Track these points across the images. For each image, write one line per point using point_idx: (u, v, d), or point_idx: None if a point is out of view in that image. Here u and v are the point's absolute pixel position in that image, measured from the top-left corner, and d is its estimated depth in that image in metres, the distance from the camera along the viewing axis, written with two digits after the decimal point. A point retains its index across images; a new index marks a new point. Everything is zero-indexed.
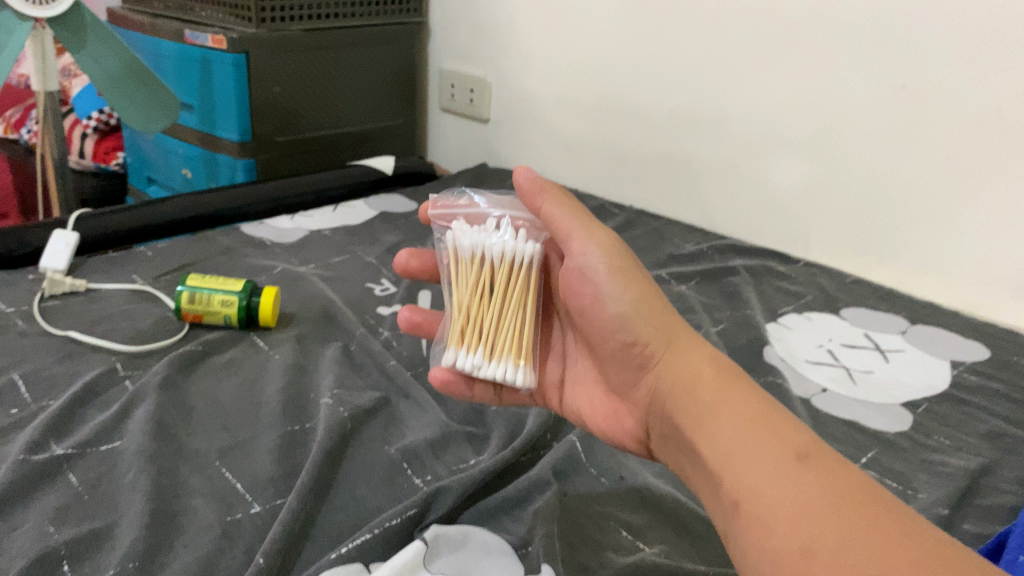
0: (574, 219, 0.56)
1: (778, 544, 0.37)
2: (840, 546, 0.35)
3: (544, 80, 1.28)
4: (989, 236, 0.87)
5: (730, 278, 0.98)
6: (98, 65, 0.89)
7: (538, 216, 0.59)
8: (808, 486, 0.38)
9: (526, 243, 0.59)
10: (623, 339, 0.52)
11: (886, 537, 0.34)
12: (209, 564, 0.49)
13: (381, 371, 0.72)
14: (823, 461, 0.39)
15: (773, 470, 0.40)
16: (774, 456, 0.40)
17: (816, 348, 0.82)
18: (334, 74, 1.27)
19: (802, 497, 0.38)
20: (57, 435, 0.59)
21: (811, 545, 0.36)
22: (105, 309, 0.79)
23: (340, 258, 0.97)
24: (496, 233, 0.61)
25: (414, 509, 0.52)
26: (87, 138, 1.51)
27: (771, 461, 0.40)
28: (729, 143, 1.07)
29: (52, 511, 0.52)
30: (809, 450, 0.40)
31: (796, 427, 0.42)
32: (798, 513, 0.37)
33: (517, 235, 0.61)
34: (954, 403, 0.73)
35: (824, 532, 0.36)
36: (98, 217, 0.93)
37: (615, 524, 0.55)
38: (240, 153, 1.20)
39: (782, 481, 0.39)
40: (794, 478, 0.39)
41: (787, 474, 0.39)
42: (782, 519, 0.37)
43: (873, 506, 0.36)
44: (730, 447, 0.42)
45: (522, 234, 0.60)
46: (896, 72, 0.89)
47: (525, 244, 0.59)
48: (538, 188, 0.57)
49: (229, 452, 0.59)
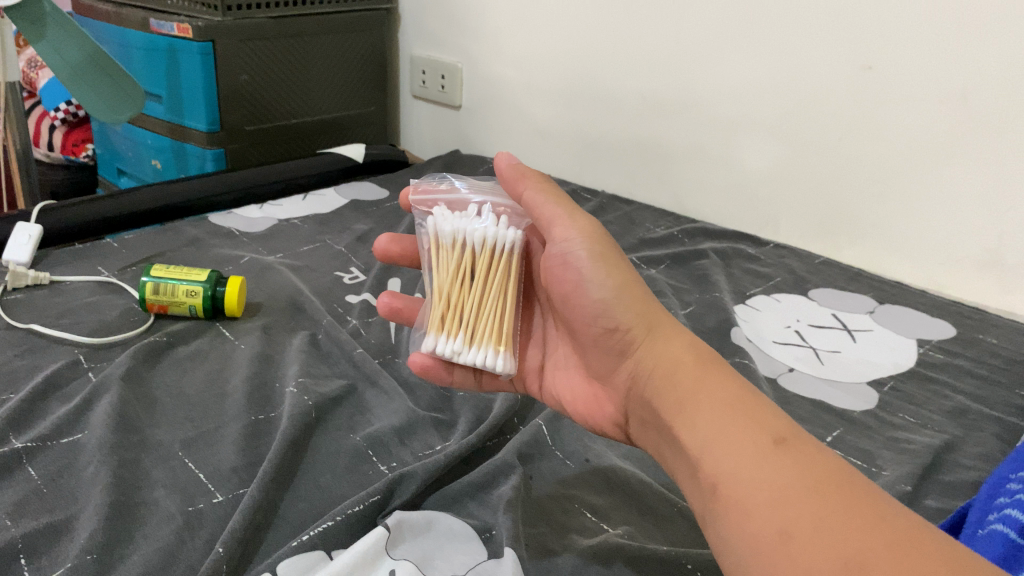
0: (557, 206, 0.55)
1: (757, 527, 0.37)
2: (817, 530, 0.35)
3: (514, 66, 1.27)
4: (955, 216, 0.88)
5: (700, 261, 0.98)
6: (60, 55, 0.86)
7: (521, 204, 0.58)
8: (785, 470, 0.38)
9: (507, 230, 0.59)
10: (604, 325, 0.51)
11: (861, 520, 0.35)
12: (170, 556, 0.48)
13: (348, 359, 0.72)
14: (800, 445, 0.39)
15: (751, 454, 0.39)
16: (752, 440, 0.40)
17: (783, 328, 0.82)
18: (303, 62, 1.26)
19: (779, 482, 0.38)
20: (17, 429, 0.58)
21: (788, 529, 0.36)
22: (70, 302, 0.78)
23: (309, 248, 0.96)
24: (477, 220, 0.60)
25: (378, 496, 0.52)
26: (55, 130, 1.50)
27: (748, 445, 0.40)
28: (699, 125, 1.07)
29: (10, 505, 0.51)
30: (786, 434, 0.40)
31: (773, 411, 0.42)
32: (775, 497, 0.37)
33: (498, 221, 0.61)
34: (919, 381, 0.73)
35: (800, 515, 0.36)
36: (64, 208, 0.92)
37: (581, 507, 0.55)
38: (209, 143, 1.18)
39: (760, 464, 0.39)
40: (771, 462, 0.39)
41: (764, 458, 0.39)
42: (759, 504, 0.37)
43: (848, 489, 0.36)
44: (708, 431, 0.42)
45: (502, 220, 0.59)
46: (861, 52, 0.89)
47: (506, 232, 0.58)
48: (520, 174, 0.58)
49: (192, 443, 0.59)
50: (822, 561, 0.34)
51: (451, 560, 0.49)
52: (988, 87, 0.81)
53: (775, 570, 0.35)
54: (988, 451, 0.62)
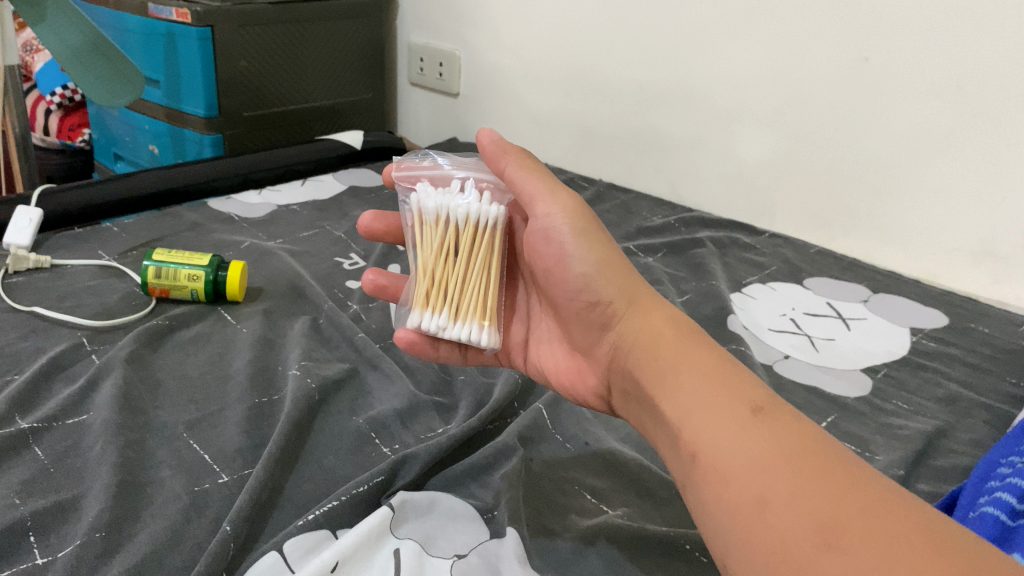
0: (540, 180, 0.56)
1: (734, 494, 0.37)
2: (792, 496, 0.36)
3: (512, 54, 1.27)
4: (946, 206, 0.89)
5: (696, 250, 0.99)
6: (59, 39, 0.84)
7: (503, 178, 0.58)
8: (762, 437, 0.39)
9: (490, 205, 0.59)
10: (587, 299, 0.52)
11: (836, 486, 0.35)
12: (177, 534, 0.49)
13: (349, 343, 0.72)
14: (777, 414, 0.40)
15: (729, 422, 0.40)
16: (730, 410, 0.41)
17: (779, 317, 0.83)
18: (300, 48, 1.26)
19: (756, 448, 0.38)
20: (21, 410, 0.59)
21: (764, 495, 0.36)
22: (71, 286, 0.78)
23: (309, 234, 0.97)
24: (461, 196, 0.60)
25: (381, 476, 0.53)
26: (52, 114, 1.51)
27: (726, 413, 0.41)
28: (698, 115, 1.08)
29: (18, 483, 0.52)
30: (763, 403, 0.41)
31: (751, 381, 0.43)
32: (752, 464, 0.38)
33: (481, 196, 0.61)
34: (912, 368, 0.74)
35: (778, 481, 0.37)
36: (63, 193, 0.92)
37: (580, 488, 0.56)
38: (207, 128, 1.19)
39: (737, 432, 0.39)
40: (748, 429, 0.39)
41: (742, 426, 0.40)
42: (737, 469, 0.38)
43: (823, 456, 0.37)
44: (687, 402, 0.43)
45: (486, 196, 0.59)
46: (857, 43, 0.90)
47: (490, 206, 0.59)
48: (502, 151, 0.57)
49: (196, 424, 0.59)
50: (798, 527, 0.34)
51: (455, 539, 0.50)
52: (983, 81, 0.82)
53: (752, 535, 0.36)
54: (979, 437, 0.64)
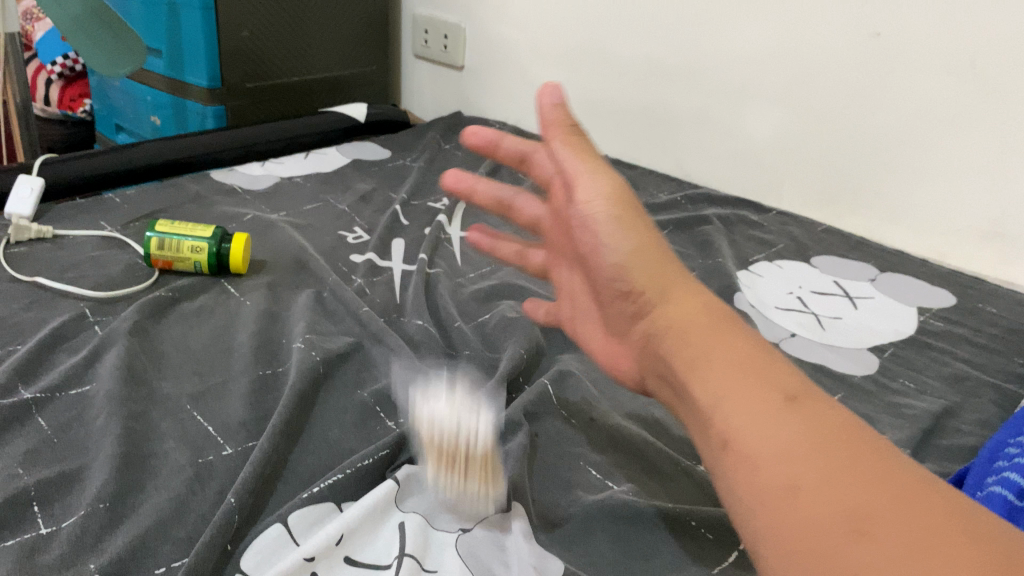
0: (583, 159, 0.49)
1: (762, 478, 0.34)
2: (826, 486, 0.32)
3: (519, 27, 1.26)
4: (957, 185, 0.88)
5: (703, 227, 0.98)
6: (61, 8, 0.83)
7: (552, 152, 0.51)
8: (794, 421, 0.35)
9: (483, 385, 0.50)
10: (621, 287, 0.46)
11: (872, 477, 0.32)
12: (182, 506, 0.49)
13: (353, 317, 0.72)
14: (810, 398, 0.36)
15: (757, 401, 0.36)
16: (759, 389, 0.37)
17: (785, 295, 0.83)
18: (302, 19, 1.25)
19: (787, 430, 0.35)
20: (24, 380, 0.59)
21: (795, 481, 0.33)
22: (73, 256, 0.78)
23: (312, 207, 0.96)
24: None
25: (387, 450, 0.53)
26: (53, 84, 1.50)
27: (755, 391, 0.37)
28: (706, 91, 1.07)
29: (21, 454, 0.52)
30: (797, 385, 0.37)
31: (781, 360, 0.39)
32: (783, 448, 0.34)
33: None
34: (919, 348, 0.74)
35: (810, 467, 0.33)
36: (63, 163, 0.91)
37: (585, 464, 0.56)
38: (209, 100, 1.17)
39: (766, 412, 0.36)
40: (777, 409, 0.36)
41: (771, 408, 0.36)
42: (766, 453, 0.34)
43: (857, 442, 0.34)
44: (713, 375, 0.38)
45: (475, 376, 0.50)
46: (869, 18, 0.89)
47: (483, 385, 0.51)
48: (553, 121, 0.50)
49: (200, 396, 0.59)
50: (829, 517, 0.31)
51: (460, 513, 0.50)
52: (996, 56, 0.81)
53: (778, 523, 0.33)
54: (986, 417, 0.63)
